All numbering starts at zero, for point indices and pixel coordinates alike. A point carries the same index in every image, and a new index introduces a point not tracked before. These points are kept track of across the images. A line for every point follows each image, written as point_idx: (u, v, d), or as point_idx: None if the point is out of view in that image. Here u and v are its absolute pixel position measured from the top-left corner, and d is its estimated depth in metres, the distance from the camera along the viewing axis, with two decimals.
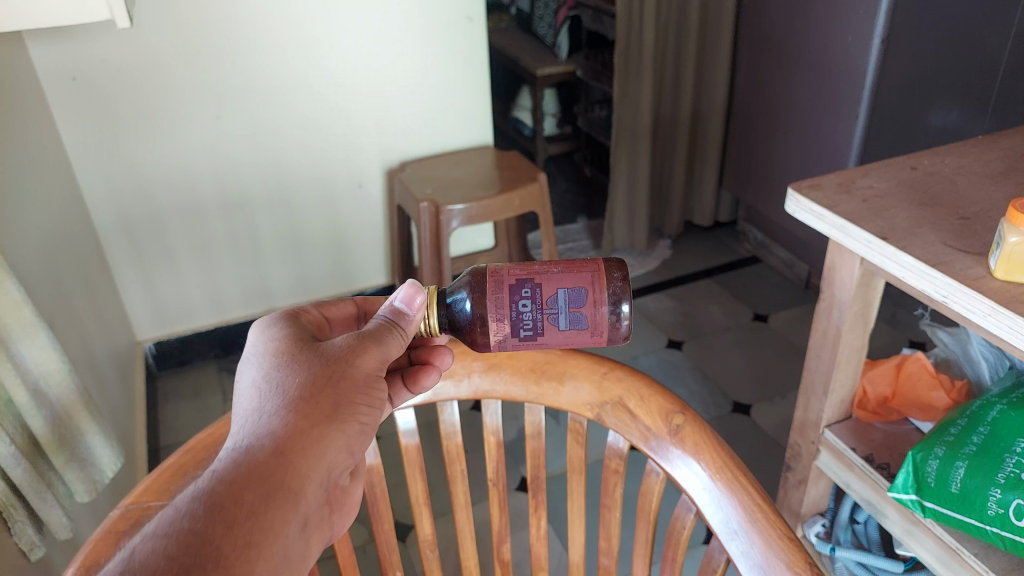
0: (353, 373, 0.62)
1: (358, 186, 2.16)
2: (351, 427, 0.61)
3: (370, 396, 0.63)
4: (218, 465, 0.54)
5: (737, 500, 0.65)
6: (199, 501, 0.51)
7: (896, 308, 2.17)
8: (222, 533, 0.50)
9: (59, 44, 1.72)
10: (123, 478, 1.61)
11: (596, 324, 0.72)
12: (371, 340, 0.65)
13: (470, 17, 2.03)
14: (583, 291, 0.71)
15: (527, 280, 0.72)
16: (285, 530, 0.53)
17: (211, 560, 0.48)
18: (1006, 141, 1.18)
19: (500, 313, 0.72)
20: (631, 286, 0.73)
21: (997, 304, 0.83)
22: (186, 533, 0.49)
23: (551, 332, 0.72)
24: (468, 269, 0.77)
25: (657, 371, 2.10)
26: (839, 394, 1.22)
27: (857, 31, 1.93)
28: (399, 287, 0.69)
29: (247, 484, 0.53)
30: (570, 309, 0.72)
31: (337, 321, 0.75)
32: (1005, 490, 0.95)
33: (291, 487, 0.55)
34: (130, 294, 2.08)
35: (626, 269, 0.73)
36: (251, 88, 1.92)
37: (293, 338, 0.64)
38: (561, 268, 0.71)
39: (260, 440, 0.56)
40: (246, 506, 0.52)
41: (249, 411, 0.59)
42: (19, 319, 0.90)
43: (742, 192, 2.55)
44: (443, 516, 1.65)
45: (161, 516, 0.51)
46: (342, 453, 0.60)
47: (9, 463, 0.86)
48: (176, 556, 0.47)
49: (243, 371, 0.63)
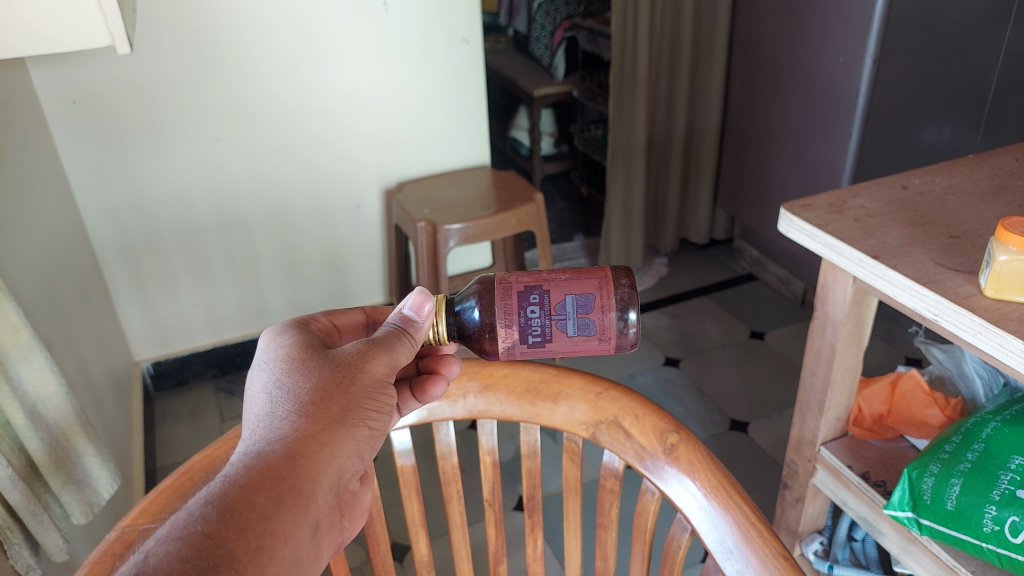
0: (362, 378, 0.63)
1: (355, 207, 2.17)
2: (360, 432, 0.62)
3: (379, 402, 0.64)
4: (230, 468, 0.55)
5: (732, 519, 0.65)
6: (212, 504, 0.51)
7: (892, 325, 2.18)
8: (235, 536, 0.50)
9: (60, 68, 1.74)
10: (120, 500, 1.61)
11: (604, 330, 0.73)
12: (380, 347, 0.65)
13: (467, 40, 2.05)
14: (591, 296, 0.73)
15: (535, 286, 0.74)
16: (296, 533, 0.54)
17: (224, 563, 0.48)
18: (996, 160, 1.19)
19: (508, 319, 0.74)
20: (638, 294, 0.75)
21: (988, 322, 0.83)
22: (200, 535, 0.49)
23: (559, 338, 0.74)
24: (475, 278, 0.78)
25: (654, 390, 2.10)
26: (835, 411, 1.22)
27: (848, 52, 1.97)
28: (409, 294, 0.70)
29: (259, 488, 0.54)
30: (578, 315, 0.73)
31: (346, 329, 0.76)
32: (1000, 507, 0.96)
33: (302, 490, 0.56)
34: (128, 315, 2.09)
35: (632, 277, 0.76)
36: (248, 109, 1.93)
37: (303, 344, 0.65)
38: (569, 275, 0.73)
39: (271, 445, 0.57)
40: (258, 509, 0.52)
41: (260, 416, 0.60)
42: (18, 341, 0.91)
43: (736, 210, 2.57)
44: (439, 537, 1.65)
45: (173, 519, 0.51)
46: (352, 457, 0.61)
47: (7, 486, 0.86)
48: (190, 559, 0.47)
49: (255, 376, 0.63)
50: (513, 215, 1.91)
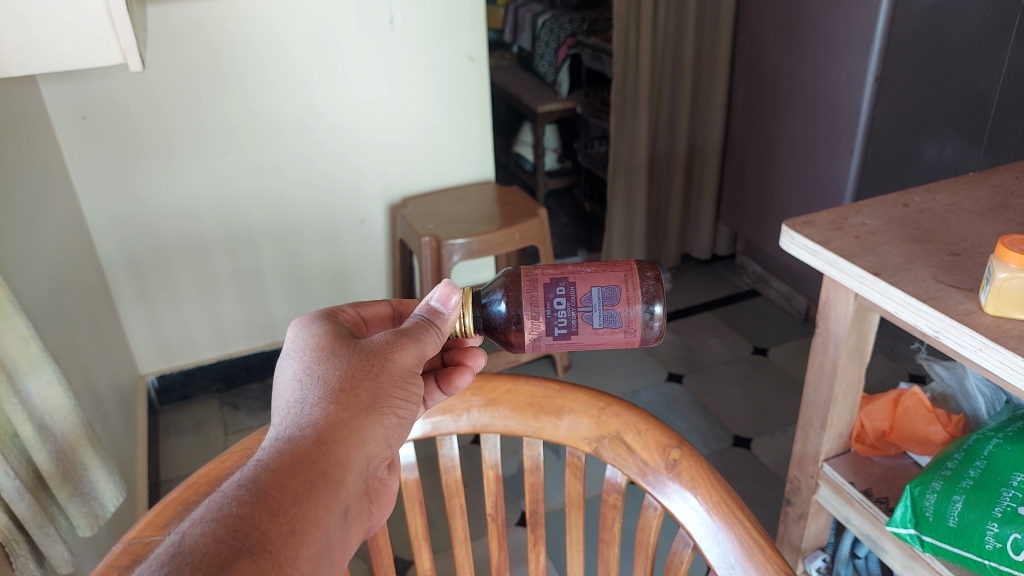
0: (391, 367, 0.64)
1: (361, 222, 2.18)
2: (389, 420, 0.63)
3: (407, 391, 0.65)
4: (263, 453, 0.56)
5: (734, 534, 0.66)
6: (245, 487, 0.52)
7: (895, 341, 2.18)
8: (268, 519, 0.50)
9: (72, 84, 1.76)
10: (123, 513, 1.61)
11: (629, 322, 0.74)
12: (407, 337, 0.67)
13: (472, 57, 2.07)
14: (617, 288, 0.74)
15: (561, 279, 0.75)
16: (327, 517, 0.54)
17: (258, 545, 0.49)
18: (997, 178, 1.20)
19: (534, 311, 0.75)
20: (663, 287, 0.76)
21: (988, 340, 0.84)
22: (234, 517, 0.49)
23: (585, 330, 0.75)
24: (501, 272, 0.80)
25: (657, 405, 2.10)
26: (837, 427, 1.22)
27: (850, 70, 1.99)
28: (435, 287, 0.71)
29: (291, 472, 0.54)
30: (604, 307, 0.74)
31: (373, 321, 0.77)
32: (1002, 524, 0.96)
33: (333, 475, 0.56)
34: (133, 328, 2.10)
35: (658, 269, 0.77)
36: (256, 126, 1.95)
37: (331, 334, 0.66)
38: (595, 267, 0.74)
39: (302, 430, 0.58)
40: (291, 492, 0.53)
41: (290, 402, 0.61)
42: (26, 353, 0.92)
43: (739, 226, 2.58)
44: (443, 552, 1.66)
45: (207, 502, 0.51)
46: (380, 444, 0.62)
47: (13, 496, 0.87)
48: (224, 540, 0.48)
49: (285, 365, 0.65)
50: (516, 231, 1.92)
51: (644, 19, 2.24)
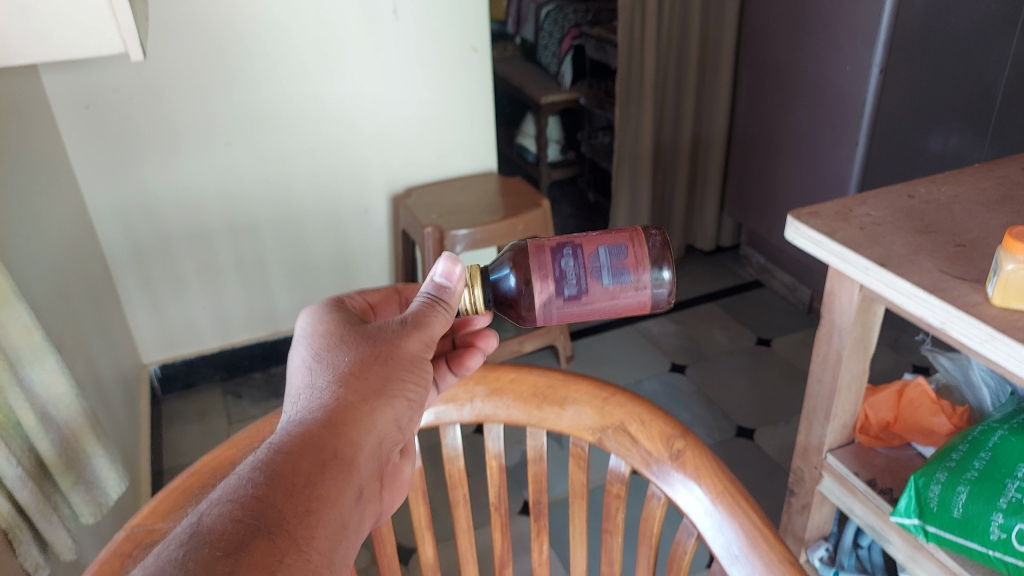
0: (400, 352, 0.64)
1: (364, 212, 2.18)
2: (400, 403, 0.63)
3: (417, 374, 0.65)
4: (276, 436, 0.56)
5: (738, 523, 0.66)
6: (260, 469, 0.52)
7: (899, 333, 2.18)
8: (282, 498, 0.50)
9: (74, 74, 1.76)
10: (128, 501, 1.61)
11: (639, 279, 0.73)
12: (416, 320, 0.66)
13: (475, 47, 2.06)
14: (624, 246, 0.74)
15: (567, 242, 0.74)
16: (342, 497, 0.54)
17: (274, 523, 0.48)
18: (1002, 169, 1.19)
19: (543, 273, 0.74)
20: (667, 250, 0.77)
21: (994, 331, 0.84)
22: (249, 496, 0.49)
23: (595, 289, 0.73)
24: (507, 248, 0.80)
25: (660, 395, 2.10)
26: (841, 418, 1.22)
27: (855, 61, 1.96)
28: (438, 260, 0.68)
29: (305, 453, 0.54)
30: (612, 264, 0.73)
31: (380, 307, 0.77)
32: (1007, 515, 0.96)
33: (346, 457, 0.56)
34: (136, 318, 2.10)
35: (662, 234, 0.78)
36: (259, 116, 1.95)
37: (340, 322, 0.66)
38: (600, 228, 0.74)
39: (314, 414, 0.58)
40: (305, 473, 0.53)
41: (301, 388, 0.61)
42: (28, 341, 0.91)
43: (743, 217, 2.57)
44: (446, 541, 1.66)
45: (223, 484, 0.51)
46: (392, 428, 0.61)
47: (15, 485, 0.87)
48: (241, 519, 0.48)
49: (295, 353, 0.65)
50: (520, 221, 1.91)
51: (648, 10, 2.23)
